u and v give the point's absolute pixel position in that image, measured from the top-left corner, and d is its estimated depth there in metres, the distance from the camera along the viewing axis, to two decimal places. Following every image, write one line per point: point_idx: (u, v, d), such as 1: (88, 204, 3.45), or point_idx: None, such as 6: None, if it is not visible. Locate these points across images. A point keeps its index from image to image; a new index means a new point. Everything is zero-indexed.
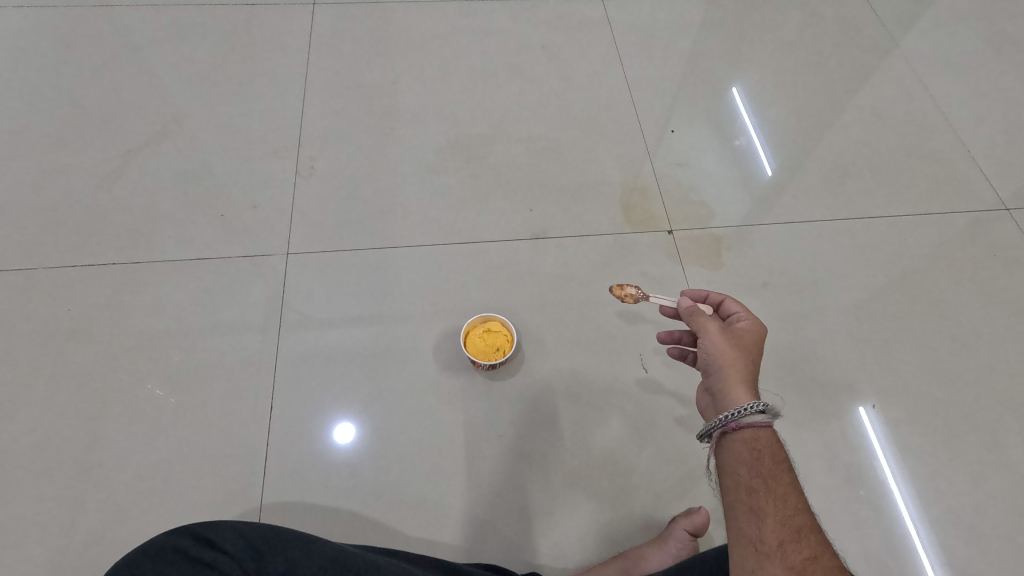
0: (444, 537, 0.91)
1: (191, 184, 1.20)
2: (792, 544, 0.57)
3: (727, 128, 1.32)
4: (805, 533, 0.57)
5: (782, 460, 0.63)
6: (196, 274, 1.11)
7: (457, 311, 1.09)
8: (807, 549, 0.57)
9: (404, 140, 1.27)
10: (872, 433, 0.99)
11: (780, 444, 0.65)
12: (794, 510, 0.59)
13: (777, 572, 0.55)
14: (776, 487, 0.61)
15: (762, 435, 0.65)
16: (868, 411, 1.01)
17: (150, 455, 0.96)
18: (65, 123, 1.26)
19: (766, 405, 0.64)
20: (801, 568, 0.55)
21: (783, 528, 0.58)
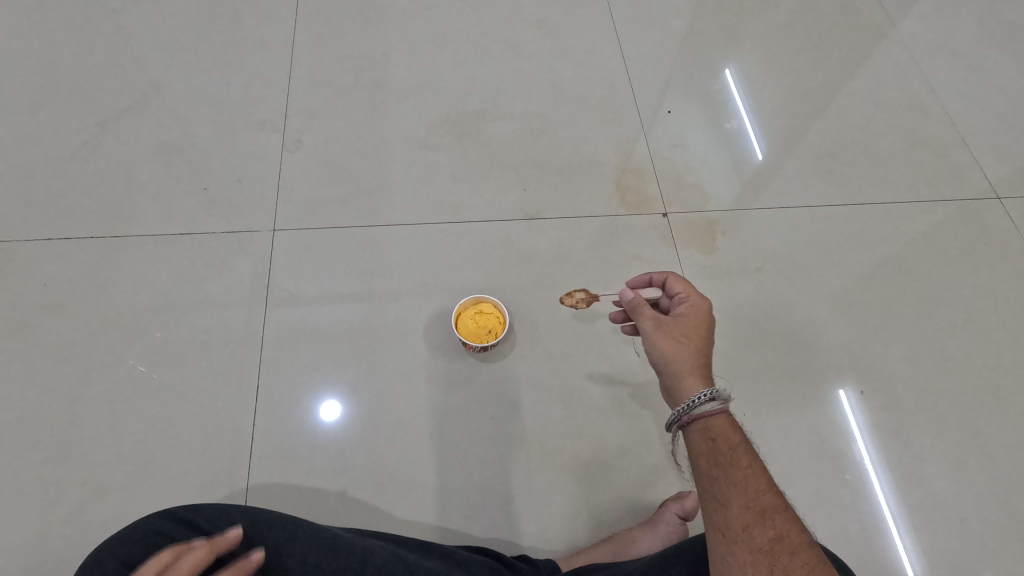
0: (434, 520, 0.91)
1: (172, 156, 1.16)
2: (757, 526, 0.58)
3: (720, 109, 1.30)
4: (768, 513, 0.59)
5: (738, 443, 0.64)
6: (179, 250, 1.08)
7: (448, 292, 1.07)
8: (773, 529, 0.58)
9: (394, 114, 1.23)
10: (850, 415, 1.01)
11: (737, 427, 0.66)
12: (757, 491, 0.61)
13: (746, 556, 0.57)
14: (736, 471, 0.62)
15: (716, 421, 0.66)
16: (847, 395, 1.02)
17: (132, 434, 0.94)
18: (39, 88, 1.20)
19: (714, 393, 0.66)
20: (769, 549, 0.57)
21: (747, 511, 0.59)
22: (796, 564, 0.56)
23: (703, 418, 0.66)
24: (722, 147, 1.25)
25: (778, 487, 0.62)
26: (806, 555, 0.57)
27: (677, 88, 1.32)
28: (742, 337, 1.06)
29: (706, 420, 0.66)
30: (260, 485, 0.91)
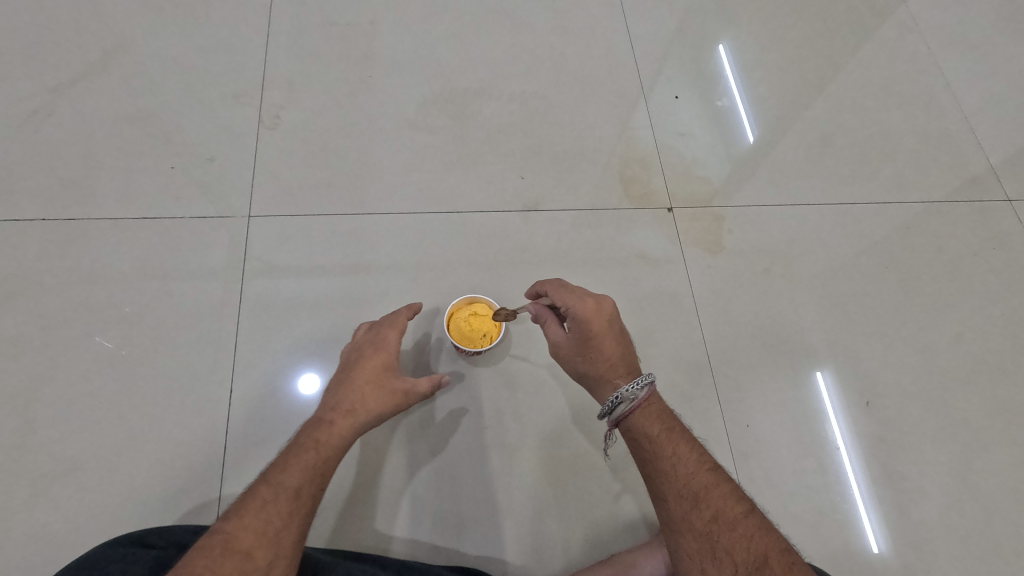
0: (419, 534, 0.85)
1: (135, 129, 1.06)
2: (693, 511, 0.68)
3: (709, 87, 1.23)
4: (701, 497, 0.69)
5: (660, 437, 0.73)
6: (144, 237, 0.99)
7: (439, 288, 1.00)
8: (707, 510, 0.68)
9: (382, 90, 1.13)
10: (827, 399, 0.98)
11: (656, 419, 0.75)
12: (687, 478, 0.70)
13: (690, 540, 0.67)
14: (665, 465, 0.72)
15: (635, 421, 0.75)
16: (824, 376, 1.00)
17: (96, 439, 0.88)
18: None
19: (618, 397, 0.75)
20: (709, 531, 0.66)
21: (682, 500, 0.69)
22: (735, 537, 0.65)
23: (623, 421, 0.76)
24: (713, 128, 1.19)
25: (708, 466, 0.71)
26: (743, 525, 0.66)
27: (676, 68, 1.24)
28: (747, 343, 1.01)
29: (628, 420, 0.76)
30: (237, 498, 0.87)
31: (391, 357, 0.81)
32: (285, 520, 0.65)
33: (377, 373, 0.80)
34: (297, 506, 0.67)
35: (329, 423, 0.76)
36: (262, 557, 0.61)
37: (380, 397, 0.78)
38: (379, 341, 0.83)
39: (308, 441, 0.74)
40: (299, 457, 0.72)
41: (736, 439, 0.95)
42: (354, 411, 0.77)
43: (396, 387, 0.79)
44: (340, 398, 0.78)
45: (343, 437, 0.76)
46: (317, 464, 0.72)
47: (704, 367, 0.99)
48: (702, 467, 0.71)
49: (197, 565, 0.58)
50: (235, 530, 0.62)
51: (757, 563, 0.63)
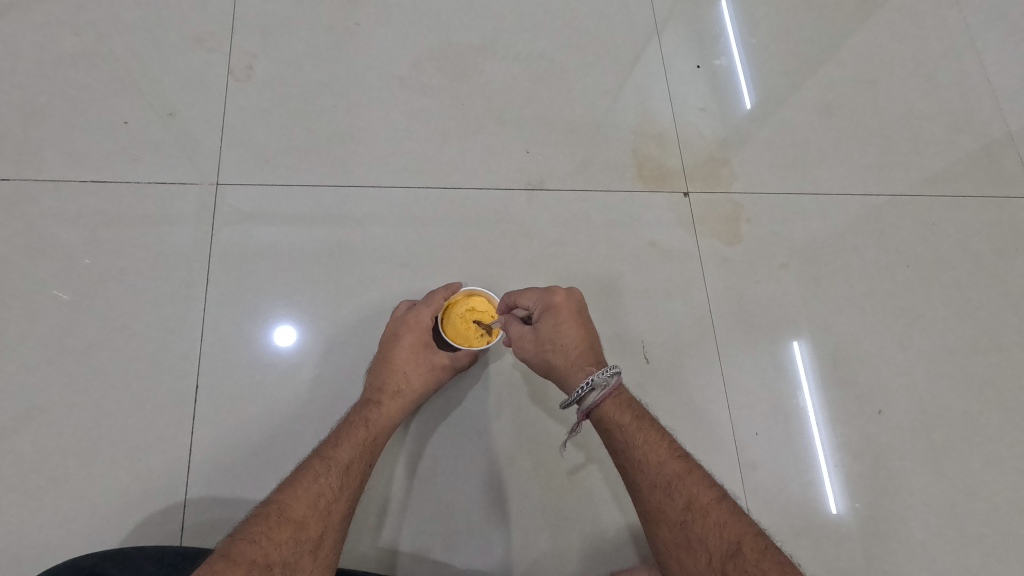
0: (404, 545, 0.80)
1: (92, 77, 0.95)
2: (667, 500, 0.63)
3: (709, 42, 1.13)
4: (674, 484, 0.64)
5: (629, 422, 0.69)
6: (100, 201, 0.89)
7: (432, 271, 0.92)
8: (682, 497, 0.63)
9: (372, 43, 1.02)
10: (803, 372, 0.95)
11: (626, 405, 0.70)
12: (661, 464, 0.65)
13: (668, 533, 0.63)
14: (636, 452, 0.67)
15: (604, 409, 0.70)
16: (802, 347, 0.96)
17: (44, 424, 0.80)
18: None
19: (592, 381, 0.69)
20: (683, 521, 0.62)
21: (656, 489, 0.64)
22: (709, 526, 0.60)
23: (593, 410, 0.71)
24: (708, 89, 1.09)
25: (678, 451, 0.66)
26: (716, 511, 0.61)
27: (687, 27, 1.13)
28: (756, 341, 0.96)
29: (599, 408, 0.71)
30: (205, 506, 0.79)
31: (427, 335, 0.80)
32: (336, 493, 0.66)
33: (417, 352, 0.80)
34: (347, 480, 0.68)
35: (377, 403, 0.76)
36: (316, 526, 0.62)
37: (422, 375, 0.79)
38: (416, 318, 0.80)
39: (356, 419, 0.74)
40: (348, 434, 0.72)
41: (743, 448, 0.90)
42: (400, 392, 0.78)
43: (437, 365, 0.80)
44: (384, 378, 0.78)
45: (390, 417, 0.76)
46: (366, 442, 0.73)
47: (714, 367, 0.94)
48: (671, 450, 0.66)
49: (253, 532, 0.58)
50: (288, 500, 0.62)
51: (731, 549, 0.58)
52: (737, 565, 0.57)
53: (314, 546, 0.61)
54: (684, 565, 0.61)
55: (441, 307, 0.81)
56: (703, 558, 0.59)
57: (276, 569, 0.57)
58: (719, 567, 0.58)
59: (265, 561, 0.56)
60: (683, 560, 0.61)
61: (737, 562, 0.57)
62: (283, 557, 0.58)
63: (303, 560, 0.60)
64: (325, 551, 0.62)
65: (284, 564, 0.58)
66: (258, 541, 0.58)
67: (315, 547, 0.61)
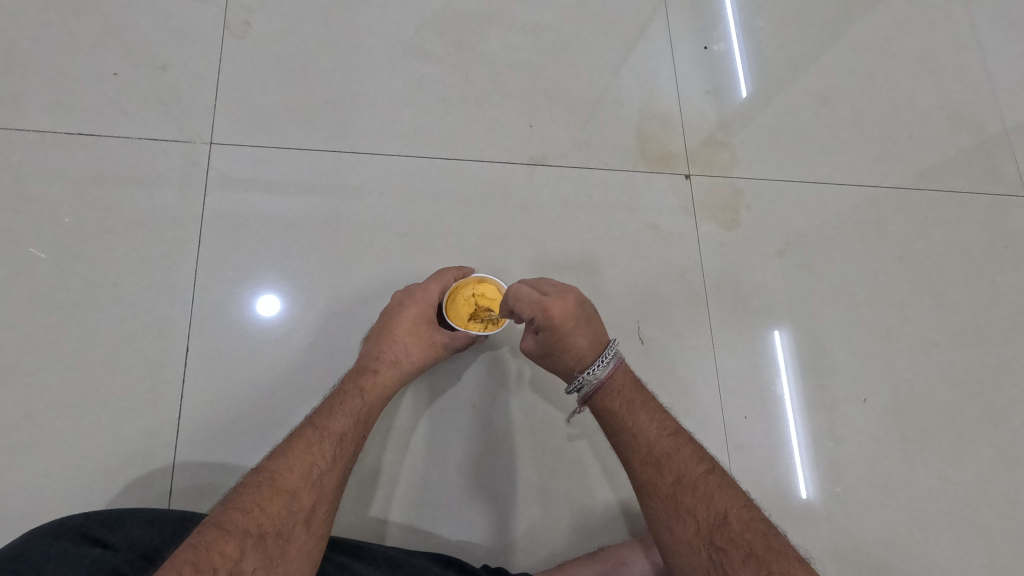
0: (392, 514, 0.80)
1: (80, 24, 0.90)
2: (657, 476, 0.63)
3: (718, 23, 1.11)
4: (663, 460, 0.63)
5: (626, 408, 0.68)
6: (87, 156, 0.86)
7: (428, 244, 0.91)
8: (671, 472, 0.63)
9: (375, 5, 0.99)
10: (781, 359, 0.96)
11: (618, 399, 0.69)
12: (651, 443, 0.65)
13: (658, 506, 0.62)
14: (627, 433, 0.67)
15: (598, 399, 0.69)
16: (783, 336, 0.97)
17: (26, 383, 0.78)
18: None
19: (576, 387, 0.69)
20: (673, 494, 0.61)
21: (646, 466, 0.64)
22: (698, 498, 0.60)
23: (587, 400, 0.70)
24: (705, 73, 1.08)
25: (675, 430, 0.66)
26: (704, 484, 0.61)
27: (694, 8, 1.11)
28: (748, 327, 0.97)
29: (593, 398, 0.70)
30: (192, 469, 0.78)
31: (432, 311, 0.80)
32: (329, 462, 0.65)
33: (420, 324, 0.79)
34: (340, 451, 0.67)
35: (373, 372, 0.76)
36: (308, 497, 0.62)
37: (422, 350, 0.78)
38: (422, 293, 0.80)
39: (351, 388, 0.73)
40: (342, 404, 0.71)
41: (730, 430, 0.92)
42: (397, 363, 0.77)
43: (437, 342, 0.79)
44: (383, 349, 0.77)
45: (385, 388, 0.76)
46: (360, 412, 0.72)
47: (707, 350, 0.95)
48: (663, 430, 0.66)
49: (245, 501, 0.58)
50: (281, 469, 0.61)
51: (717, 521, 0.58)
52: (724, 535, 0.57)
53: (307, 516, 0.61)
54: (674, 535, 0.60)
55: (449, 286, 0.81)
56: (692, 528, 0.59)
57: (269, 539, 0.56)
58: (707, 536, 0.58)
59: (259, 531, 0.56)
60: (672, 529, 0.60)
61: (724, 533, 0.57)
62: (276, 527, 0.57)
63: (296, 531, 0.59)
64: (318, 522, 0.62)
65: (277, 534, 0.57)
66: (251, 511, 0.57)
67: (307, 517, 0.61)
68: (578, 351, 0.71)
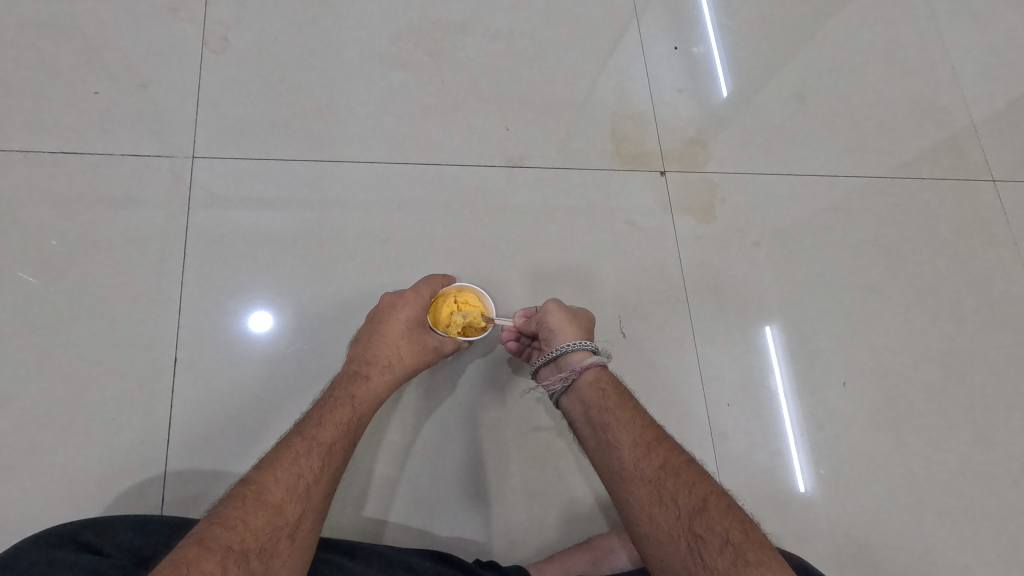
0: (388, 516, 0.81)
1: (57, 45, 0.92)
2: (645, 459, 0.64)
3: (687, 24, 1.14)
4: (653, 445, 0.65)
5: (622, 391, 0.71)
6: (70, 174, 0.87)
7: (411, 248, 0.92)
8: (658, 457, 0.64)
9: (350, 17, 1.01)
10: (772, 352, 0.98)
11: (617, 380, 0.74)
12: (643, 428, 0.67)
13: (640, 490, 0.62)
14: (622, 415, 0.68)
15: (599, 372, 0.73)
16: (772, 330, 0.99)
17: (14, 400, 0.78)
18: None
19: (596, 345, 0.74)
20: (657, 478, 0.62)
21: (636, 448, 0.65)
22: (681, 484, 0.61)
23: (589, 370, 0.73)
24: (686, 74, 1.11)
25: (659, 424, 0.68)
26: (686, 472, 0.61)
27: (663, 9, 1.14)
28: (728, 317, 0.99)
29: (595, 371, 0.73)
30: (185, 479, 0.79)
31: (423, 313, 0.80)
32: (316, 474, 0.65)
33: (412, 326, 0.79)
34: (328, 461, 0.67)
35: (365, 378, 0.75)
36: (293, 510, 0.62)
37: (414, 354, 0.78)
38: (415, 296, 0.81)
39: (342, 396, 0.73)
40: (332, 412, 0.71)
41: (714, 419, 0.94)
42: (390, 367, 0.77)
43: (428, 346, 0.79)
44: (375, 352, 0.77)
45: (377, 394, 0.75)
46: (349, 421, 0.71)
47: (688, 341, 0.97)
48: (653, 421, 0.68)
49: (229, 516, 0.58)
50: (268, 482, 0.62)
51: (697, 507, 0.59)
52: (703, 522, 0.57)
53: (292, 530, 0.61)
54: (654, 522, 0.60)
55: (437, 291, 0.83)
56: (673, 514, 0.59)
57: (253, 556, 0.57)
58: (686, 524, 0.58)
59: (242, 548, 0.56)
60: (654, 516, 0.60)
61: (703, 519, 0.58)
62: (259, 543, 0.58)
63: (279, 546, 0.59)
64: (303, 535, 0.62)
65: (260, 550, 0.57)
66: (235, 526, 0.57)
67: (292, 531, 0.61)
68: (588, 333, 0.78)
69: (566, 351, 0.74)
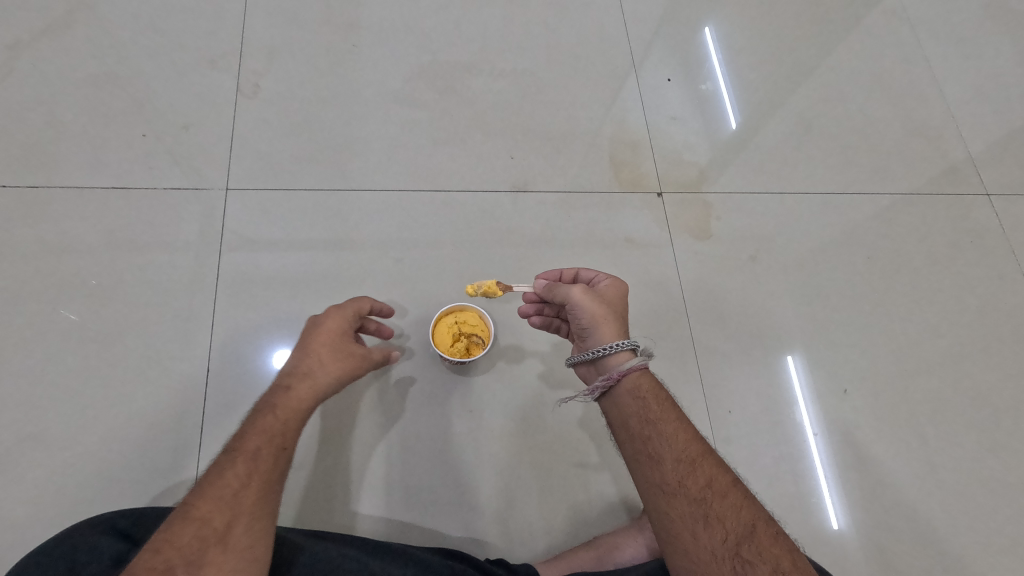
0: (400, 516, 0.86)
1: (107, 95, 1.03)
2: (689, 477, 0.65)
3: (679, 58, 1.23)
4: (697, 462, 0.65)
5: (663, 400, 0.71)
6: (116, 207, 0.97)
7: (424, 269, 1.00)
8: (701, 475, 0.65)
9: (367, 63, 1.11)
10: (796, 380, 1.01)
11: (658, 385, 0.73)
12: (686, 442, 0.67)
13: (684, 507, 0.63)
14: (665, 428, 0.68)
15: (640, 378, 0.72)
16: (795, 360, 1.02)
17: (62, 410, 0.86)
18: None
19: (638, 345, 0.72)
20: (703, 498, 0.63)
21: (680, 464, 0.65)
22: (727, 506, 0.63)
23: (628, 374, 0.72)
24: (697, 112, 1.18)
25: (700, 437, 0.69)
26: (733, 494, 0.63)
27: (655, 45, 1.23)
28: (727, 328, 1.03)
29: (634, 378, 0.72)
30: None
31: (344, 321, 0.75)
32: (243, 480, 0.61)
33: (332, 336, 0.73)
34: (255, 466, 0.62)
35: (286, 388, 0.69)
36: (220, 519, 0.58)
37: (337, 361, 0.72)
38: (340, 307, 0.76)
39: (263, 407, 0.68)
40: (256, 421, 0.66)
41: (719, 428, 0.96)
42: (309, 375, 0.70)
43: (354, 351, 0.73)
44: (295, 363, 0.71)
45: (300, 403, 0.68)
46: (273, 427, 0.66)
47: (690, 351, 1.01)
48: (694, 434, 0.69)
49: (157, 537, 0.57)
50: (194, 498, 0.60)
51: (745, 531, 0.61)
52: (750, 546, 0.60)
53: (220, 539, 0.57)
54: (699, 540, 0.62)
55: (364, 306, 0.79)
56: (719, 535, 0.61)
57: (178, 571, 0.54)
58: (733, 546, 0.61)
59: (166, 565, 0.54)
60: (698, 535, 0.62)
61: (750, 544, 0.60)
62: (184, 557, 0.55)
63: (207, 557, 0.56)
64: (236, 540, 0.58)
65: (186, 563, 0.55)
66: (161, 546, 0.56)
67: (221, 539, 0.57)
68: (623, 324, 0.77)
69: (606, 355, 0.73)
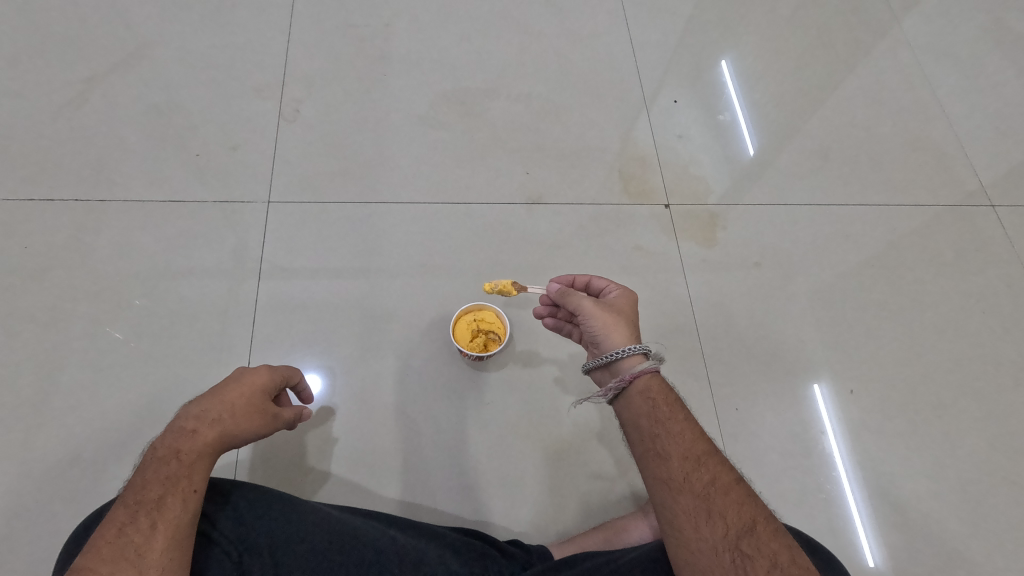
0: (423, 501, 0.92)
1: (164, 121, 1.15)
2: (694, 473, 0.63)
3: (685, 81, 1.30)
4: (703, 459, 0.64)
5: (672, 400, 0.69)
6: (169, 218, 1.08)
7: (446, 274, 1.07)
8: (706, 472, 0.63)
9: (396, 90, 1.22)
10: (822, 407, 1.02)
11: (668, 386, 0.71)
12: (693, 440, 0.65)
13: (688, 502, 0.62)
14: (672, 426, 0.67)
15: (651, 380, 0.70)
16: (823, 390, 1.04)
17: (118, 399, 0.95)
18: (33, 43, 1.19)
19: (648, 349, 0.70)
20: (706, 493, 0.62)
21: (686, 461, 0.64)
22: (729, 502, 0.61)
23: (638, 377, 0.70)
24: (711, 133, 1.25)
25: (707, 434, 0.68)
26: (737, 491, 0.62)
27: (662, 69, 1.31)
28: (734, 331, 1.07)
29: (644, 380, 0.70)
30: (253, 468, 0.92)
31: (270, 380, 0.69)
32: (147, 537, 0.55)
33: (254, 392, 0.66)
34: (160, 521, 0.56)
35: (191, 433, 0.61)
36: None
37: (255, 418, 0.65)
38: (270, 366, 0.70)
39: (164, 454, 0.59)
40: (155, 469, 0.59)
41: (727, 425, 1.00)
42: (221, 422, 0.62)
43: (270, 412, 0.68)
44: (205, 407, 0.63)
45: (207, 451, 0.61)
46: (177, 477, 0.58)
47: (697, 352, 1.05)
48: (700, 432, 0.67)
49: None
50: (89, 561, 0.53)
51: (746, 527, 0.60)
52: (752, 542, 0.59)
53: None
54: (700, 533, 0.60)
55: (293, 372, 0.74)
56: (721, 529, 0.60)
57: None
58: (733, 541, 0.59)
59: None
60: (700, 529, 0.60)
61: (751, 540, 0.59)
62: None
63: None
64: None
65: None
66: None
67: None
68: (632, 330, 0.76)
69: (616, 359, 0.72)
